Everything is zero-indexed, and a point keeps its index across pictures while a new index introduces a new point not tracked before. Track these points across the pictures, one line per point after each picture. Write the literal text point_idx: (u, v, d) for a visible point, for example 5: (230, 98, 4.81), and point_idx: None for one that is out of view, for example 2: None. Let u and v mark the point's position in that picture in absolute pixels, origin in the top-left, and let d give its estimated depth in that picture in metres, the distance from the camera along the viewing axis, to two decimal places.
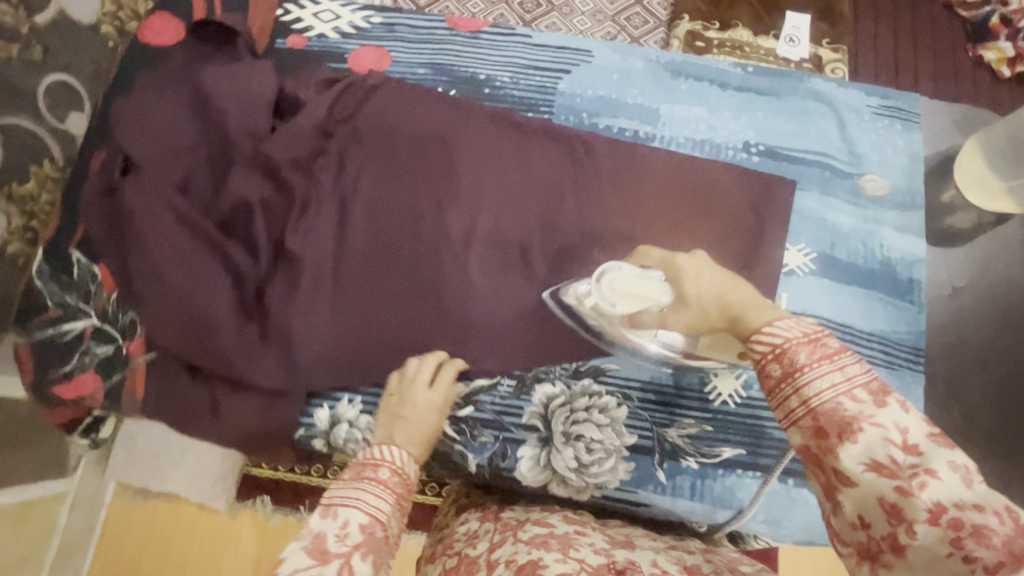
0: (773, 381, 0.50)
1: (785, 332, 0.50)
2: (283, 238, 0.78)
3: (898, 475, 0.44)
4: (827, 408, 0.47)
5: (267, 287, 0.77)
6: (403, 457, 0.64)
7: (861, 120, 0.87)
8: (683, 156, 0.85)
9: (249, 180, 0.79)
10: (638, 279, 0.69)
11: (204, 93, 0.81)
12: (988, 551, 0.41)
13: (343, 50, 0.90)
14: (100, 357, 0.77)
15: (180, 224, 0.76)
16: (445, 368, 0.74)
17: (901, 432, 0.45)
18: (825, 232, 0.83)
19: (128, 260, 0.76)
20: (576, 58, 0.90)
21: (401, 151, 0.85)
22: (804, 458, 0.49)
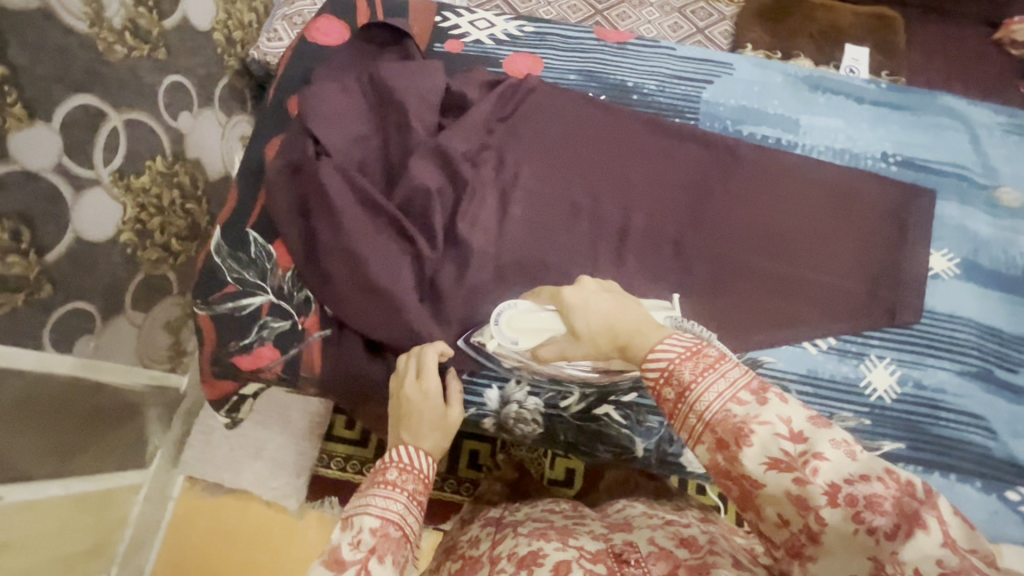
0: (670, 404, 0.49)
1: (670, 352, 0.50)
2: (455, 224, 0.82)
3: (793, 467, 0.42)
4: (719, 418, 0.46)
5: (440, 270, 0.80)
6: (414, 457, 0.61)
7: (992, 136, 0.92)
8: (824, 163, 0.90)
9: (426, 169, 0.83)
10: (531, 313, 0.71)
11: (384, 88, 0.86)
12: (885, 518, 0.40)
13: (499, 55, 0.96)
14: (277, 331, 0.80)
15: (364, 206, 0.80)
16: (429, 353, 0.72)
17: (785, 422, 0.44)
18: (966, 239, 0.86)
19: (315, 237, 0.80)
20: (718, 70, 0.95)
21: (559, 151, 0.90)
22: (714, 473, 0.47)
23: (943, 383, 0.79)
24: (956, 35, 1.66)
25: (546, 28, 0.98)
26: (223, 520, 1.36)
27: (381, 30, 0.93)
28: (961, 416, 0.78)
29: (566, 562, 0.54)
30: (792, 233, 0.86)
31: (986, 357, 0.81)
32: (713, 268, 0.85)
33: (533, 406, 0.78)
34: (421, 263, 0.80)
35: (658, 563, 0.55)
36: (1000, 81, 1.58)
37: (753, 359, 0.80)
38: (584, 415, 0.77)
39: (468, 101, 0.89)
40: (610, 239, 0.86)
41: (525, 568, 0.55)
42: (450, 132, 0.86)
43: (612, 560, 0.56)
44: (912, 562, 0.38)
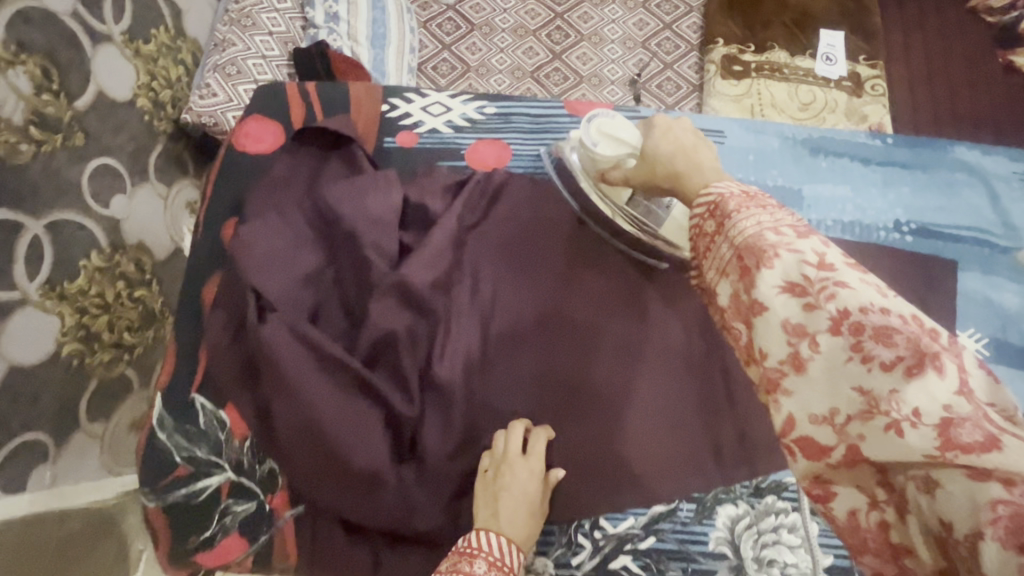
0: (708, 233, 0.49)
1: (723, 189, 0.50)
2: (432, 368, 0.71)
3: (809, 294, 0.42)
4: (750, 242, 0.45)
5: (420, 427, 0.70)
6: (503, 548, 0.64)
7: (1011, 189, 0.83)
8: (835, 241, 0.80)
9: (392, 311, 0.71)
10: (629, 129, 0.72)
11: (331, 212, 0.74)
12: (887, 349, 0.38)
13: (460, 144, 0.84)
14: (241, 517, 0.70)
15: (323, 365, 0.68)
16: (537, 435, 0.71)
17: (818, 255, 0.42)
18: (994, 315, 0.78)
19: (270, 405, 0.68)
20: (708, 140, 0.85)
21: (537, 265, 0.79)
22: (730, 313, 0.47)
23: None
24: (930, 11, 1.55)
25: (509, 107, 0.86)
26: None
27: (320, 134, 0.80)
28: None
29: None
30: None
31: None
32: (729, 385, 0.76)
33: (542, 568, 0.70)
34: (397, 426, 0.69)
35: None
36: (980, 55, 1.48)
37: (777, 483, 0.73)
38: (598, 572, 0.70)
39: (432, 212, 0.78)
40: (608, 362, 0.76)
41: None
42: (417, 258, 0.74)
43: None
44: (912, 403, 0.37)
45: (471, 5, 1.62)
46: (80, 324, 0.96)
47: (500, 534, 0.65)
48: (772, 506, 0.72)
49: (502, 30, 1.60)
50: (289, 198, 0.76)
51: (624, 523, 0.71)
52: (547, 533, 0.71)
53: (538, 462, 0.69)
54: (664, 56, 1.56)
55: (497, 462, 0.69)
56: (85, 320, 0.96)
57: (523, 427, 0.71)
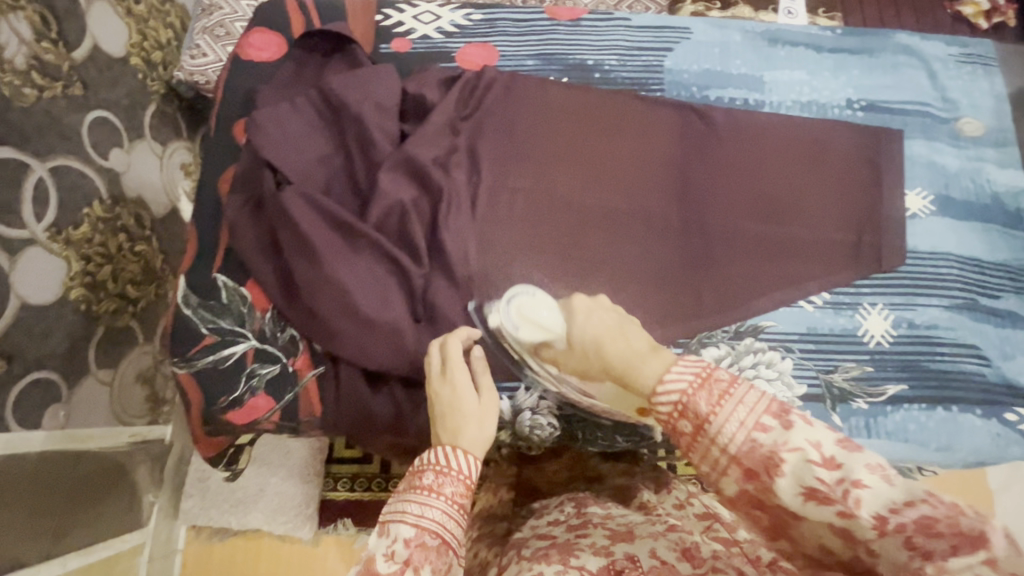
0: (687, 437, 0.48)
1: (679, 382, 0.49)
2: (439, 236, 0.78)
3: (833, 498, 0.42)
4: (745, 450, 0.45)
5: (430, 285, 0.77)
6: (445, 456, 0.56)
7: (947, 68, 0.93)
8: (793, 118, 0.90)
9: (397, 184, 0.78)
10: (541, 309, 0.72)
11: (336, 101, 0.80)
12: (937, 540, 0.39)
13: (452, 49, 0.91)
14: (267, 378, 0.76)
15: (337, 230, 0.75)
16: (451, 345, 0.67)
17: (815, 447, 0.43)
18: (938, 175, 0.88)
19: (290, 268, 0.74)
20: (677, 36, 0.93)
21: (524, 151, 0.87)
22: (745, 502, 0.47)
23: (934, 319, 0.81)
24: None
25: (495, 13, 0.93)
26: (234, 562, 1.22)
27: (321, 37, 0.86)
28: (954, 348, 0.80)
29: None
30: (775, 189, 0.87)
31: (969, 287, 0.83)
32: (711, 237, 0.84)
33: (548, 410, 0.77)
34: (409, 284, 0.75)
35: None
36: (930, 3, 1.60)
37: (754, 325, 0.81)
38: (597, 411, 0.77)
39: (429, 102, 0.85)
40: (596, 231, 0.84)
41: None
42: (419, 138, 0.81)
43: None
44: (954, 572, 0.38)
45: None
46: (84, 270, 0.98)
47: (444, 445, 0.58)
48: (751, 346, 0.80)
49: None
50: (295, 93, 0.82)
51: None
52: None
53: (481, 376, 0.67)
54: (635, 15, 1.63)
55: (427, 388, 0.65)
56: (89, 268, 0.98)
57: (442, 342, 0.68)
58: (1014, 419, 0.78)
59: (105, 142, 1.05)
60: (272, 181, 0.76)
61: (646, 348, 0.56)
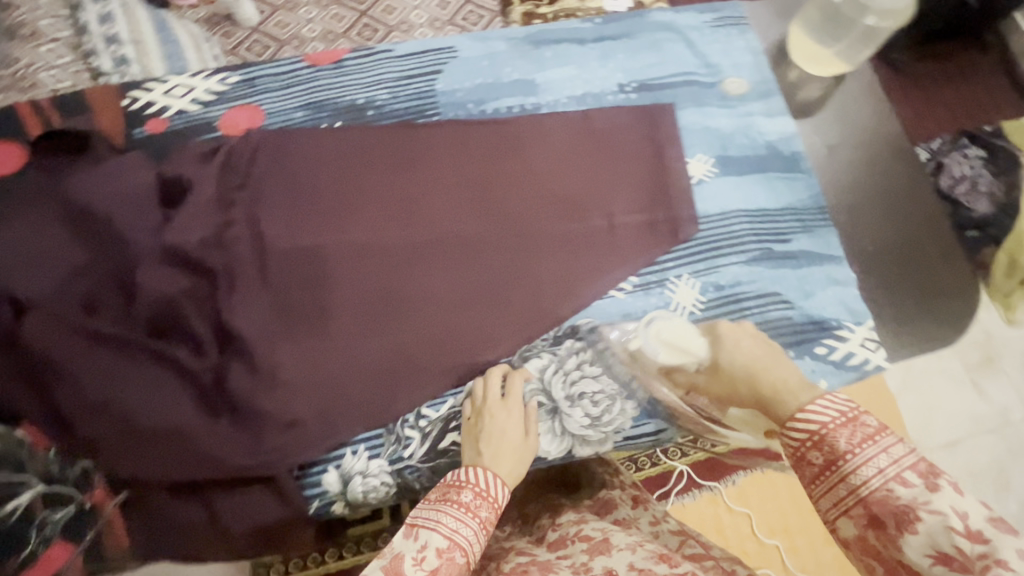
0: (817, 467, 0.53)
1: (823, 416, 0.54)
2: (224, 320, 0.74)
3: (968, 568, 0.43)
4: (878, 496, 0.49)
5: (225, 373, 0.73)
6: (490, 482, 0.64)
7: (703, 35, 0.97)
8: (572, 114, 0.91)
9: (165, 277, 0.74)
10: (674, 326, 0.79)
11: (79, 204, 0.75)
12: None
13: (212, 118, 0.87)
14: (63, 523, 0.67)
15: (106, 344, 0.70)
16: (513, 377, 0.77)
17: (960, 518, 0.45)
18: (713, 138, 0.91)
19: (56, 399, 0.68)
20: (443, 57, 0.93)
21: (310, 211, 0.83)
22: (862, 548, 0.51)
23: (736, 276, 0.85)
24: None
25: (252, 71, 0.90)
26: None
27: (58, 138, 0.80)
28: (759, 299, 0.84)
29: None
30: (568, 183, 0.87)
31: (762, 237, 0.87)
32: (522, 252, 0.84)
33: (378, 468, 0.73)
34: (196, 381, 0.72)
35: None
36: None
37: (571, 327, 0.81)
38: (431, 455, 0.74)
39: (189, 179, 0.80)
40: (402, 275, 0.82)
41: None
42: (181, 220, 0.77)
43: None
44: None
45: (274, 22, 1.64)
46: None
47: (484, 466, 0.66)
48: (572, 348, 0.80)
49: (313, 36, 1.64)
50: (36, 202, 0.76)
51: (445, 406, 0.76)
52: (376, 438, 0.75)
53: (517, 403, 0.74)
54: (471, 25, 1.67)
55: (478, 410, 0.74)
56: None
57: (503, 370, 0.77)
58: (824, 351, 0.81)
59: None
60: (13, 312, 0.70)
61: (797, 381, 0.62)
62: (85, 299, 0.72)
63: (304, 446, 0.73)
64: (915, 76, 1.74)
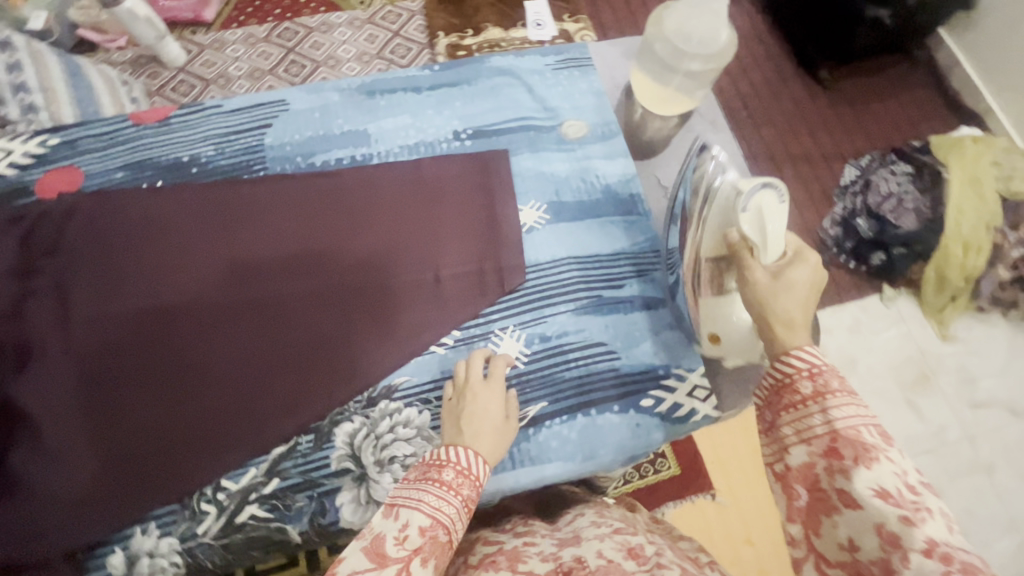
0: (799, 396, 0.54)
1: (816, 356, 0.55)
2: (12, 397, 0.73)
3: (904, 505, 0.44)
4: (849, 432, 0.50)
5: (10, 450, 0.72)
6: (470, 459, 0.62)
7: (544, 78, 0.97)
8: (402, 164, 0.90)
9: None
10: (782, 224, 0.64)
11: None
12: None
13: (28, 182, 0.85)
14: None
15: None
16: (496, 360, 0.76)
17: (904, 473, 0.46)
18: (548, 183, 0.90)
19: None
20: (273, 110, 0.92)
21: (122, 276, 0.81)
22: (800, 475, 0.52)
23: (562, 326, 0.82)
24: None
25: (75, 133, 0.89)
26: None
27: None
28: (586, 349, 0.81)
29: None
30: (395, 236, 0.86)
31: (593, 284, 0.85)
32: (341, 307, 0.82)
33: (167, 547, 0.70)
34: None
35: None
36: None
37: (386, 386, 0.79)
38: (225, 531, 0.71)
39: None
40: (213, 338, 0.80)
41: None
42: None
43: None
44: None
45: (201, 63, 1.60)
46: None
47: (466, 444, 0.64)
48: (386, 409, 0.77)
49: (240, 78, 1.58)
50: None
51: (246, 477, 0.73)
52: (169, 514, 0.71)
53: (500, 384, 0.73)
54: (400, 59, 1.63)
55: (461, 390, 0.72)
56: None
57: (482, 357, 0.77)
58: (650, 403, 0.79)
59: None
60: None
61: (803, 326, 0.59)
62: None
63: (84, 525, 0.69)
64: (841, 97, 1.73)
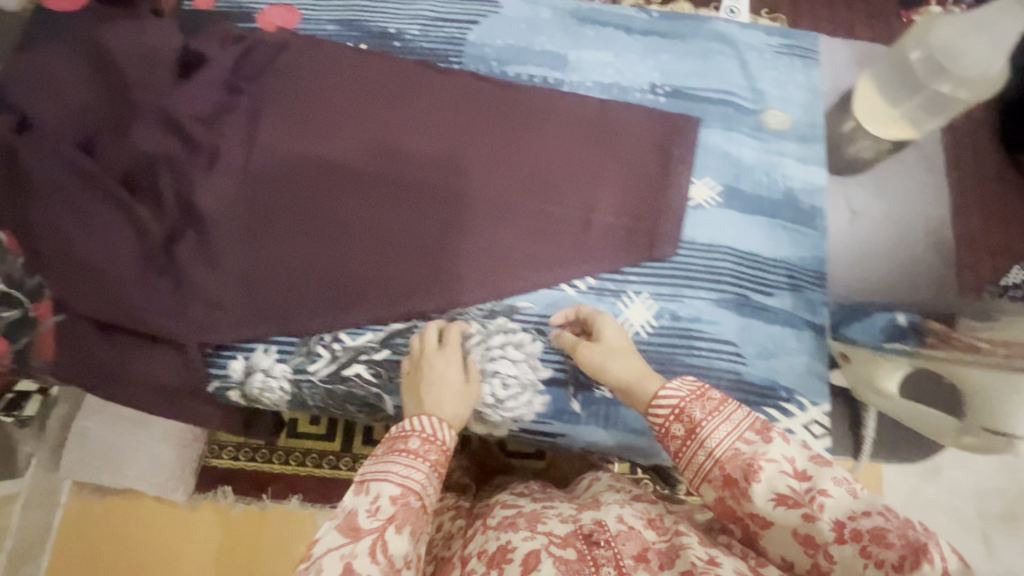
0: (679, 440, 0.56)
1: (677, 393, 0.58)
2: (189, 191, 0.79)
3: (802, 502, 0.49)
4: (728, 455, 0.54)
5: (177, 237, 0.77)
6: (434, 425, 0.62)
7: (762, 58, 0.90)
8: (592, 100, 0.87)
9: (154, 135, 0.79)
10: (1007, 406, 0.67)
11: (105, 50, 0.81)
12: (891, 550, 0.45)
13: (253, 9, 0.90)
14: (5, 321, 0.74)
15: (88, 185, 0.77)
16: (450, 330, 0.75)
17: (790, 461, 0.52)
18: (730, 166, 0.85)
19: (25, 217, 0.76)
20: (485, 10, 0.91)
21: (305, 122, 0.85)
22: (723, 513, 0.55)
23: (697, 312, 0.79)
24: None
25: None
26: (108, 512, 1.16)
27: None
28: (713, 343, 0.78)
29: (536, 554, 0.55)
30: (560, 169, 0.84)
31: (742, 282, 0.80)
32: (491, 217, 0.82)
33: (279, 373, 0.76)
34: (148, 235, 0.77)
35: (629, 544, 0.56)
36: None
37: (510, 306, 0.79)
38: (331, 378, 0.76)
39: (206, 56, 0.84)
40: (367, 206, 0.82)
41: (496, 567, 0.56)
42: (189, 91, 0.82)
43: (580, 540, 0.57)
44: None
45: None
46: None
47: (433, 415, 0.64)
48: (502, 326, 0.78)
49: None
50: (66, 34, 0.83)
51: (361, 338, 0.77)
52: (289, 344, 0.77)
53: (455, 351, 0.73)
54: None
55: (418, 362, 0.72)
56: None
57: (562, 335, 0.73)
58: None
59: None
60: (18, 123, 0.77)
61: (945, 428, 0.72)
62: (79, 132, 0.78)
63: (218, 325, 0.76)
64: None
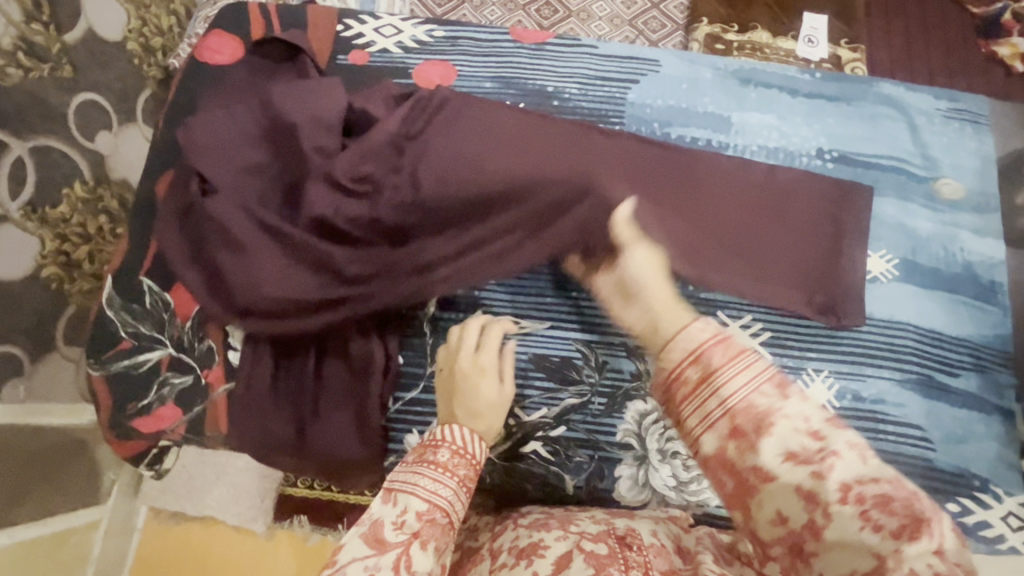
0: (689, 385, 0.43)
1: (700, 333, 0.44)
2: (363, 258, 0.75)
3: (810, 460, 0.39)
4: (742, 406, 0.41)
5: (350, 303, 0.74)
6: (467, 438, 0.59)
7: (932, 123, 0.87)
8: (759, 164, 0.85)
9: (325, 196, 0.75)
10: None
11: (277, 109, 0.80)
12: (892, 518, 0.37)
13: (409, 64, 0.89)
14: (178, 387, 0.75)
15: (267, 243, 0.74)
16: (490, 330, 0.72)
17: (804, 419, 0.40)
18: (905, 238, 0.82)
19: (213, 272, 0.76)
20: (644, 68, 0.90)
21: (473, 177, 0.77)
22: (715, 464, 0.42)
23: (882, 393, 0.76)
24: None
25: (457, 31, 0.92)
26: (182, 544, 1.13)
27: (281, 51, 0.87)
28: (901, 426, 0.75)
29: (569, 552, 0.54)
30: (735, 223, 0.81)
31: (926, 362, 0.77)
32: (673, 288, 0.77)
33: None
34: (336, 303, 0.74)
35: (659, 559, 0.54)
36: None
37: None
38: (508, 455, 0.74)
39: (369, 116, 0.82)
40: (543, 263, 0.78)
41: (525, 560, 0.55)
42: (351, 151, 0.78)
43: (614, 540, 0.56)
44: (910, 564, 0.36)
45: None
46: (59, 249, 0.99)
47: (465, 425, 0.61)
48: None
49: None
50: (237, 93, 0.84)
51: (537, 414, 0.75)
52: None
53: (490, 354, 0.70)
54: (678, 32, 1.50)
55: (451, 360, 0.69)
56: (64, 248, 0.99)
57: None
58: (956, 510, 0.72)
59: (93, 126, 1.02)
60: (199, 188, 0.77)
61: None
62: (255, 203, 0.77)
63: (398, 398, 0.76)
64: None
